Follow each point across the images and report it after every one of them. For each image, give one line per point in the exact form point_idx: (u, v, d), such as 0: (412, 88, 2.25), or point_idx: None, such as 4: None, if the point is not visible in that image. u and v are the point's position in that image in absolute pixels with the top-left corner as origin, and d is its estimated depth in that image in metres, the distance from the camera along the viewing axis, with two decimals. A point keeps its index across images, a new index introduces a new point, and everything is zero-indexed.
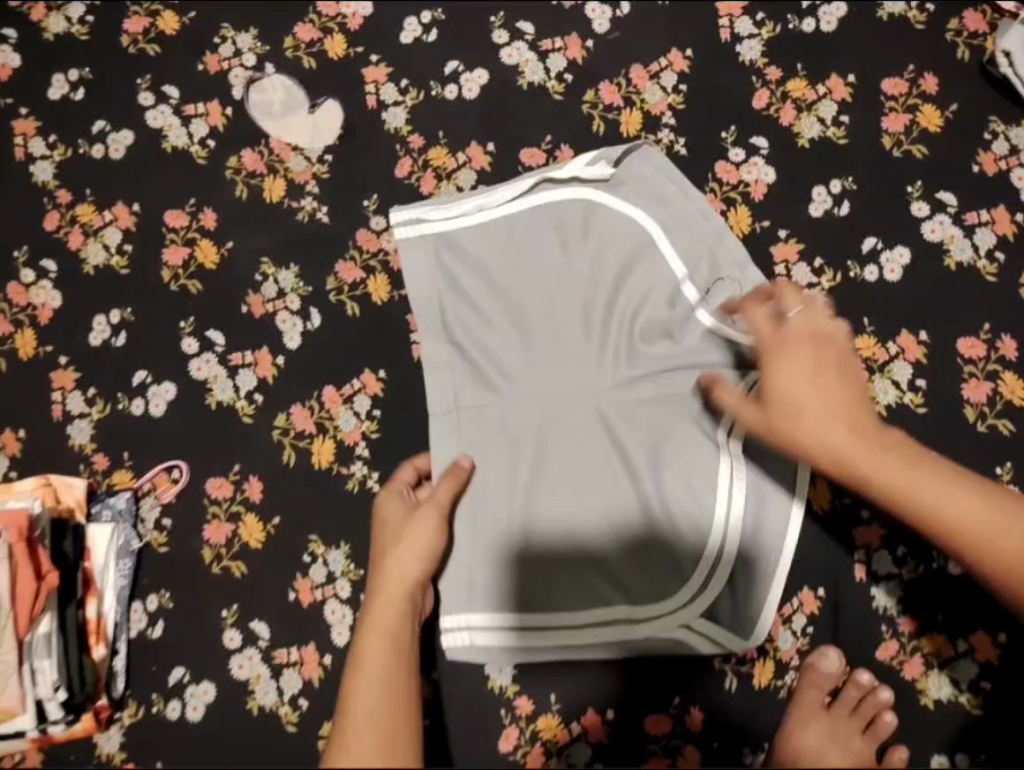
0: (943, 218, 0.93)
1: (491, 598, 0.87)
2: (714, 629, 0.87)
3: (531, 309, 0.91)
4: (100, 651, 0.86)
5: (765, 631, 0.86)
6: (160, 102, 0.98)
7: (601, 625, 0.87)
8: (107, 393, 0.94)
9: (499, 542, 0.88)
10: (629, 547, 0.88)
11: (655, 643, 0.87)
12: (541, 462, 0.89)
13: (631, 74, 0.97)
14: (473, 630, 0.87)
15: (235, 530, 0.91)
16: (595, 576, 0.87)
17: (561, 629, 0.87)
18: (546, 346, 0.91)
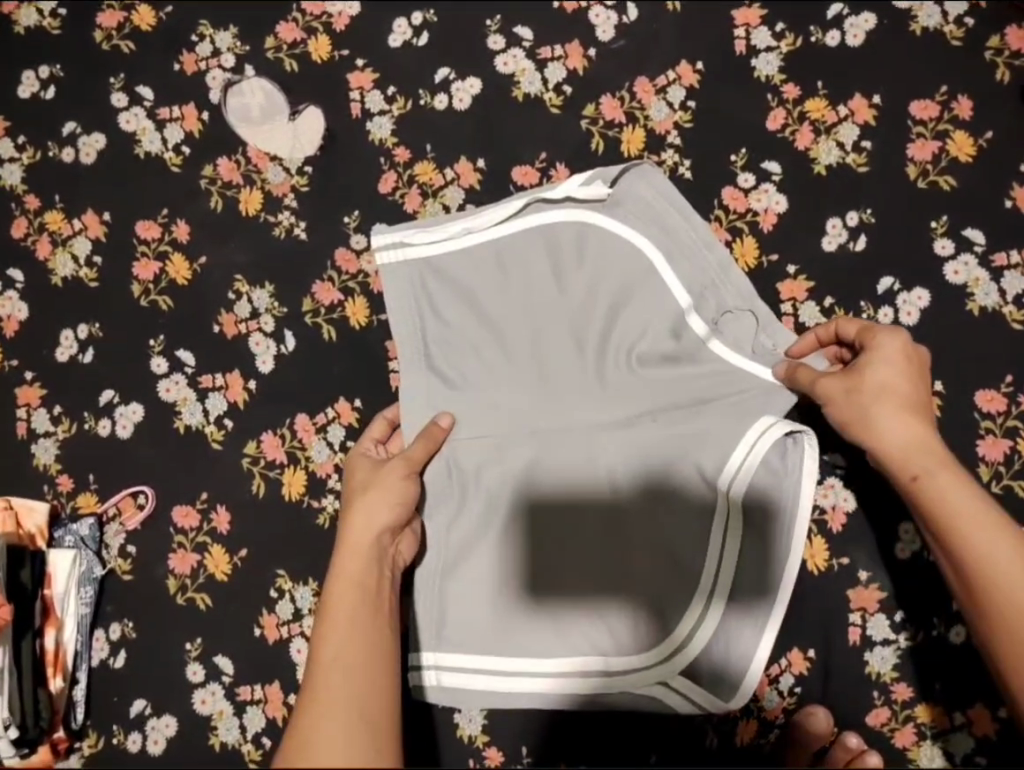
0: (969, 257, 0.85)
1: (469, 646, 0.83)
2: (692, 689, 0.81)
3: (519, 338, 0.86)
4: (58, 683, 0.84)
5: (748, 697, 0.79)
6: (134, 104, 0.94)
7: (579, 679, 0.82)
8: (73, 412, 0.90)
9: (480, 585, 0.84)
10: (613, 596, 0.82)
11: (631, 699, 0.82)
12: (525, 503, 0.84)
13: (636, 88, 0.90)
14: (442, 672, 0.83)
15: (202, 560, 0.87)
16: (581, 627, 0.82)
17: (536, 679, 0.82)
18: (534, 379, 0.86)
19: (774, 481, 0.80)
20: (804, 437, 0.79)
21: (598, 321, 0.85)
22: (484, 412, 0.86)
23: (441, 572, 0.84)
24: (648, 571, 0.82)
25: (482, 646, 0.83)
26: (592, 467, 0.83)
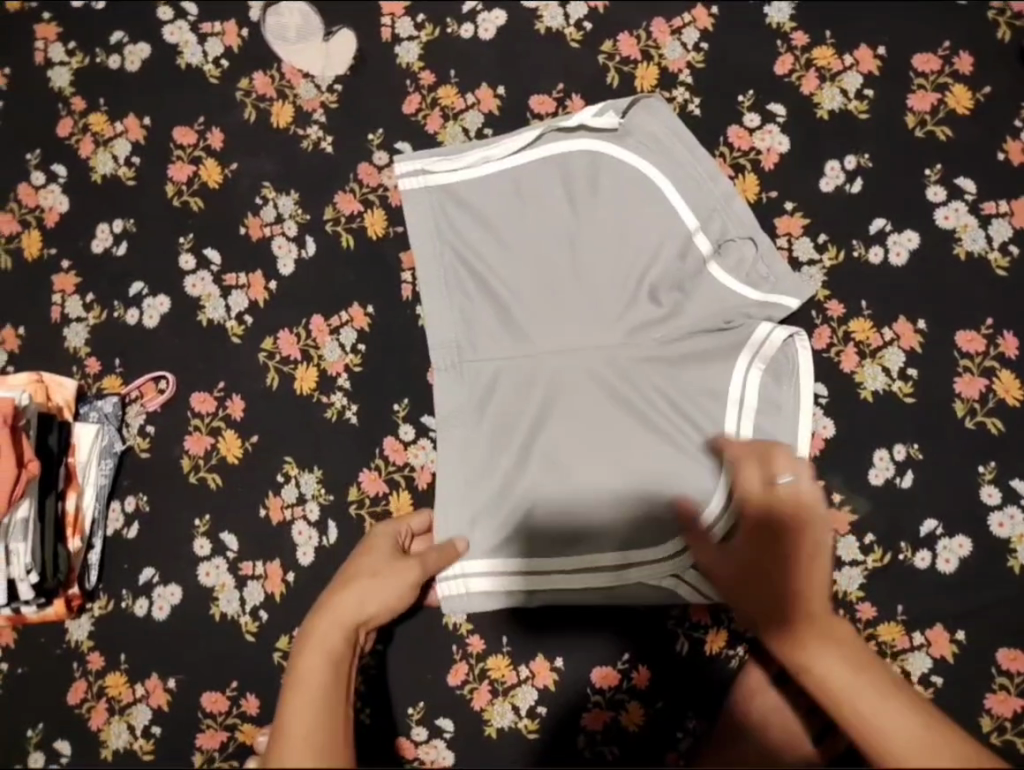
0: (959, 205, 0.89)
1: (482, 550, 0.87)
2: (704, 583, 0.85)
3: (535, 265, 0.90)
4: (76, 543, 0.88)
5: None
6: (179, 18, 1.00)
7: (589, 571, 0.86)
8: (104, 300, 0.96)
9: (487, 495, 0.88)
10: (617, 502, 0.86)
11: (645, 594, 0.85)
12: (538, 417, 0.88)
13: (652, 28, 0.95)
14: (467, 582, 0.87)
15: (215, 443, 0.92)
16: (592, 529, 0.86)
17: (549, 578, 0.87)
18: (547, 305, 0.90)
19: (776, 385, 0.86)
20: (795, 340, 0.86)
21: (611, 249, 0.90)
22: (498, 335, 0.90)
23: (450, 481, 0.88)
24: (652, 478, 0.86)
25: (489, 550, 0.87)
26: (599, 384, 0.88)
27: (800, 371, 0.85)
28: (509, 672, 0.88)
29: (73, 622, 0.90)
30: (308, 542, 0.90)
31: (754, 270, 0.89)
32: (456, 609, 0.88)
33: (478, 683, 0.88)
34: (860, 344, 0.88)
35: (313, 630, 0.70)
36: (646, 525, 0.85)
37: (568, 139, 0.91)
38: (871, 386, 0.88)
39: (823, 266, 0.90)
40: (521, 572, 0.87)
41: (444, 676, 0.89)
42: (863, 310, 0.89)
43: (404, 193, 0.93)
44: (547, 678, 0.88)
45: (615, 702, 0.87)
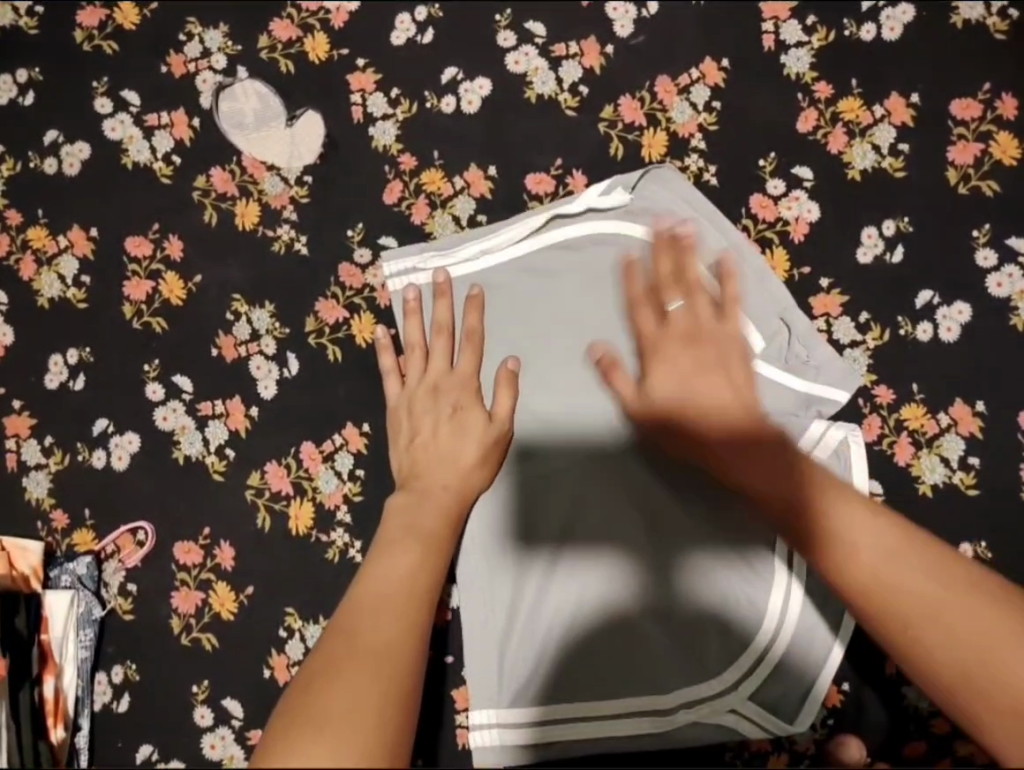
0: (1013, 269, 0.80)
1: (519, 689, 0.78)
2: (762, 714, 0.78)
3: (551, 367, 0.81)
4: (59, 733, 0.78)
5: (811, 718, 0.78)
6: (119, 110, 0.88)
7: (636, 710, 0.79)
8: (65, 443, 0.85)
9: (520, 625, 0.79)
10: (661, 626, 0.79)
11: (703, 734, 0.78)
12: (569, 533, 0.79)
13: (657, 87, 0.84)
14: (504, 731, 0.78)
15: (205, 598, 0.83)
16: (640, 657, 0.79)
17: (594, 722, 0.78)
18: (567, 409, 0.80)
19: None
20: (849, 441, 0.78)
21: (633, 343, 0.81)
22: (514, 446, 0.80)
23: (476, 613, 0.79)
24: (697, 595, 0.79)
25: (525, 686, 0.78)
26: (630, 497, 0.80)
27: (853, 479, 0.76)
28: None
29: None
30: None
31: (793, 355, 0.79)
32: (492, 764, 0.77)
33: None
34: (913, 433, 0.80)
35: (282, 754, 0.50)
36: (692, 653, 0.79)
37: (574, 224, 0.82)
38: (930, 479, 0.79)
39: (868, 347, 0.81)
40: (563, 715, 0.78)
41: None
42: (916, 394, 0.80)
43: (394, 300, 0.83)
44: None
45: None
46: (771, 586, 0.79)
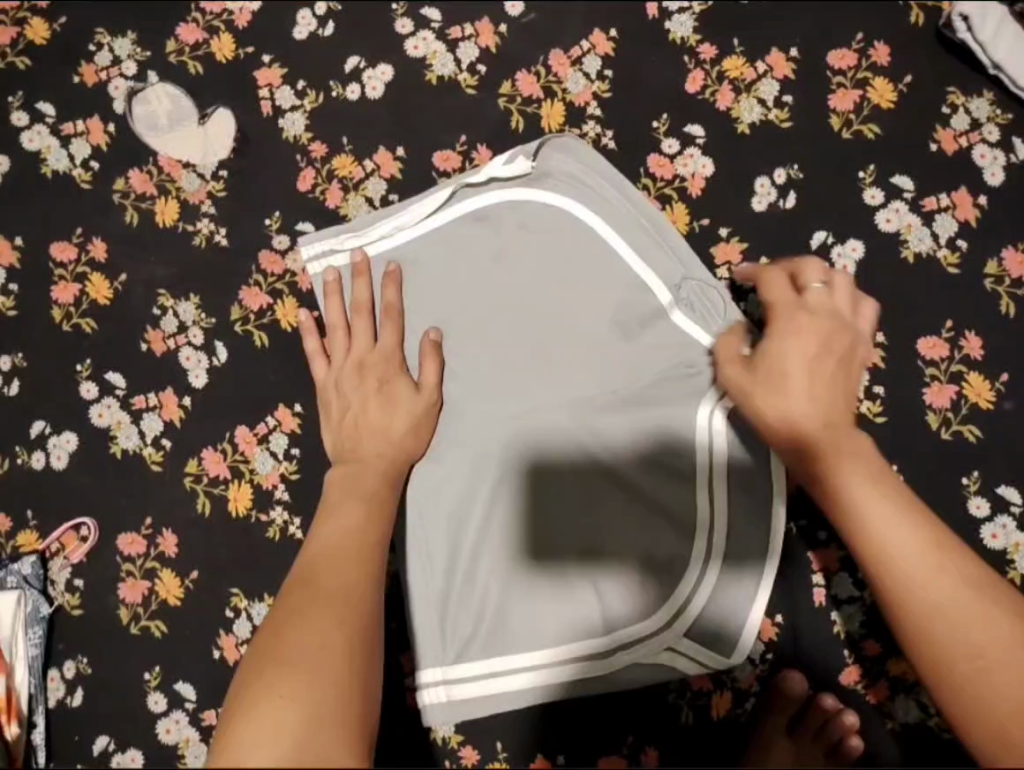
0: (900, 205, 0.84)
1: (463, 644, 0.81)
2: (699, 650, 0.81)
3: (471, 334, 0.84)
4: (14, 729, 0.79)
5: (747, 650, 0.81)
6: (36, 121, 0.90)
7: (579, 656, 0.81)
8: (4, 447, 0.87)
9: (459, 582, 0.81)
10: (594, 571, 0.81)
11: (642, 674, 0.81)
12: (499, 488, 0.82)
13: (550, 61, 0.88)
14: (451, 686, 0.81)
15: (152, 587, 0.84)
16: (578, 603, 0.81)
17: (538, 670, 0.81)
18: (489, 373, 0.84)
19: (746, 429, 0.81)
20: None
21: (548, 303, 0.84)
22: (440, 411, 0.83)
23: (415, 575, 0.81)
24: (627, 538, 0.82)
25: (467, 641, 0.81)
26: (558, 449, 0.83)
27: None
28: None
29: None
30: None
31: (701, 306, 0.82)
32: (442, 720, 0.81)
33: None
34: None
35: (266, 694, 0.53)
36: (627, 596, 0.82)
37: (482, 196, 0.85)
38: None
39: None
40: (507, 667, 0.81)
41: None
42: None
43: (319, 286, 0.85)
44: None
45: None
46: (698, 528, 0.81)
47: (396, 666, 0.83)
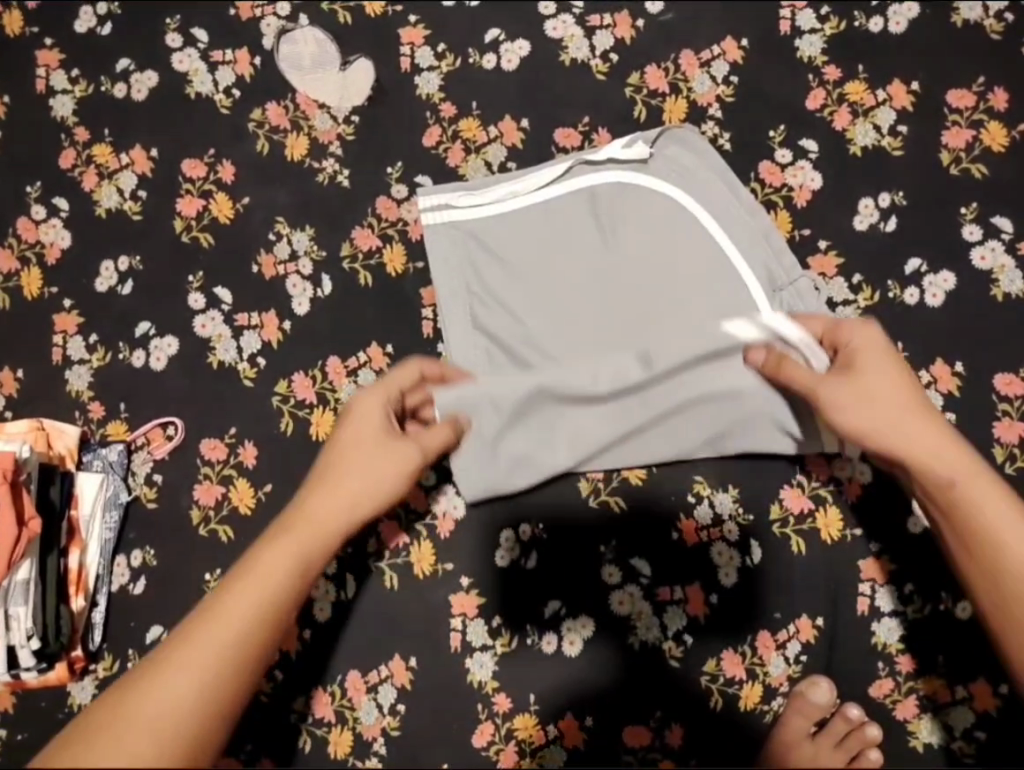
0: (996, 244, 0.87)
1: (515, 594, 0.84)
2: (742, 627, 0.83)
3: (561, 297, 0.87)
4: (79, 602, 0.84)
5: (789, 636, 0.83)
6: (188, 45, 0.96)
7: (625, 613, 0.84)
8: (109, 342, 0.91)
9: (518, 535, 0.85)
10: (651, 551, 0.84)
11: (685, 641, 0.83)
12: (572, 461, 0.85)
13: (680, 60, 0.92)
14: (492, 620, 0.84)
15: (226, 493, 0.88)
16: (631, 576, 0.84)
17: (578, 620, 0.84)
18: (573, 337, 0.86)
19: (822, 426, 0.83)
20: None
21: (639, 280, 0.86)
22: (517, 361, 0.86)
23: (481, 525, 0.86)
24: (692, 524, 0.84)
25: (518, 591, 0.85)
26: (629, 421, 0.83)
27: None
28: (536, 732, 0.83)
29: (75, 684, 0.85)
30: (325, 596, 0.85)
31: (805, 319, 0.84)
32: (478, 659, 0.84)
33: (504, 744, 0.83)
34: None
35: (183, 646, 0.63)
36: (679, 568, 0.84)
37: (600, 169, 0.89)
38: None
39: (859, 307, 0.87)
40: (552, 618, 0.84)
41: (467, 737, 0.83)
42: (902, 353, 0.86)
43: (429, 230, 0.90)
44: (577, 738, 0.83)
45: (647, 761, 0.82)
46: (760, 522, 0.84)
47: (445, 605, 0.85)
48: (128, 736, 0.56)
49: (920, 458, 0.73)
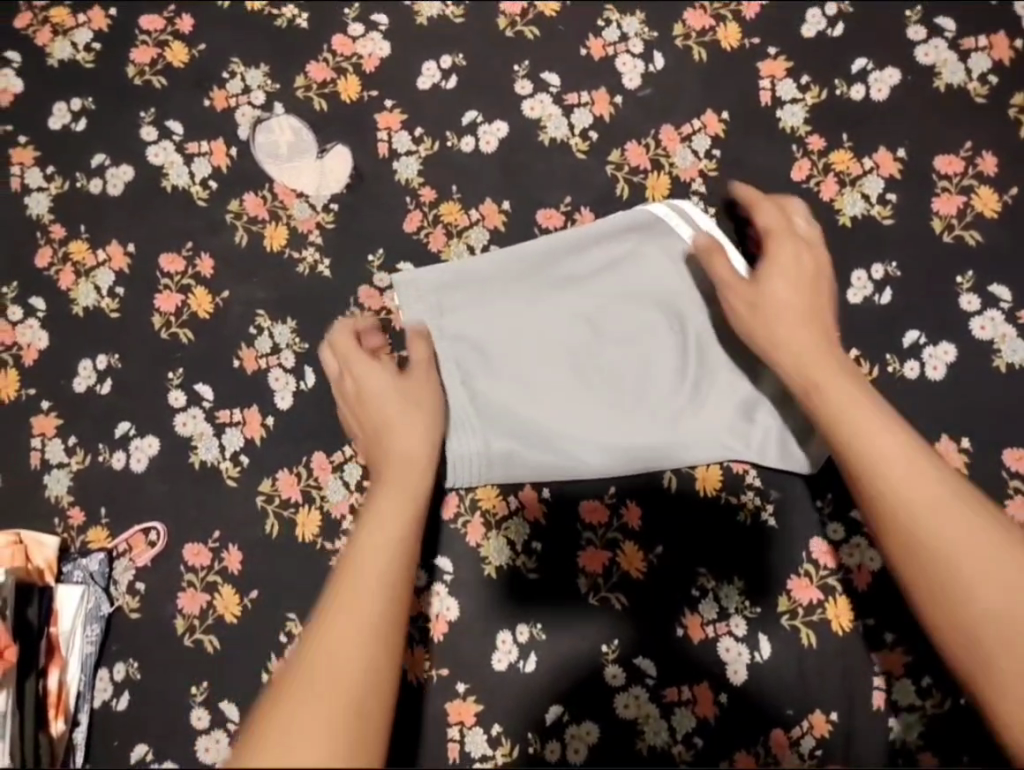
0: (995, 314, 0.85)
1: (515, 699, 0.81)
2: (755, 728, 0.79)
3: (540, 365, 0.83)
4: (59, 726, 0.80)
5: (803, 734, 0.79)
6: (163, 137, 0.95)
7: (630, 716, 0.80)
8: (88, 444, 0.89)
9: (515, 635, 0.82)
10: (655, 649, 0.81)
11: (696, 745, 0.79)
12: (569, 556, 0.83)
13: (661, 135, 0.91)
14: (492, 727, 0.80)
15: (211, 600, 0.85)
16: (634, 676, 0.80)
17: (581, 724, 0.80)
18: (554, 413, 0.82)
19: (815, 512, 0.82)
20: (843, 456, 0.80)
21: (618, 352, 0.83)
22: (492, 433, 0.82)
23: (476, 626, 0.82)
24: (697, 618, 0.81)
25: (518, 696, 0.81)
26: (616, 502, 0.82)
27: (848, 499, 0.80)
28: None
29: None
30: None
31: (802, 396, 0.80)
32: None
33: None
34: None
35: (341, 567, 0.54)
36: (685, 667, 0.80)
37: (595, 232, 0.84)
38: None
39: None
40: (553, 724, 0.80)
41: None
42: None
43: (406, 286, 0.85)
44: None
45: None
46: (767, 615, 0.81)
47: (442, 713, 0.81)
48: (322, 666, 0.48)
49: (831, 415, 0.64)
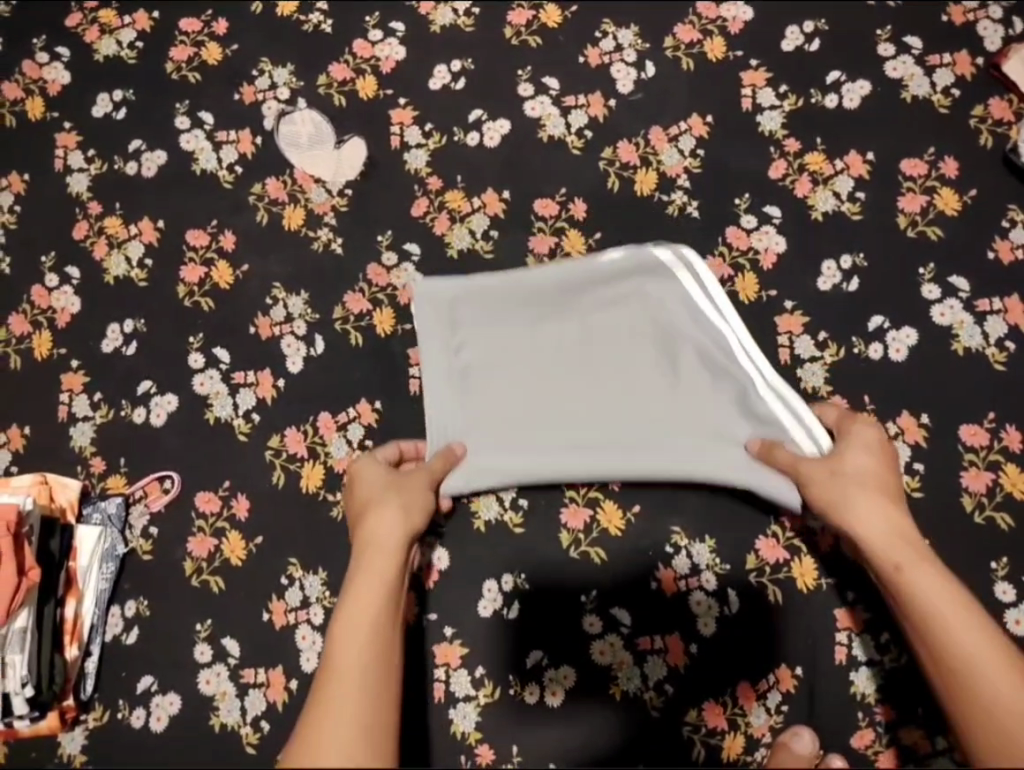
0: (954, 302, 0.91)
1: (498, 644, 0.86)
2: (722, 678, 0.84)
3: (523, 362, 0.90)
4: (72, 651, 0.87)
5: (770, 687, 0.83)
6: (195, 126, 1.04)
7: (606, 664, 0.85)
8: (112, 399, 0.96)
9: (501, 585, 0.87)
10: (630, 601, 0.86)
11: (666, 692, 0.84)
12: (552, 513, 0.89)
13: (650, 135, 0.99)
14: (475, 669, 0.86)
15: (219, 545, 0.91)
16: (610, 626, 0.86)
17: (559, 670, 0.85)
18: (532, 403, 0.89)
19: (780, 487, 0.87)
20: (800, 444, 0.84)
21: (590, 352, 0.90)
22: (477, 416, 0.90)
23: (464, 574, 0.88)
24: (670, 574, 0.86)
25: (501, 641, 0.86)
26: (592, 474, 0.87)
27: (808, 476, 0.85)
28: None
29: (66, 735, 0.86)
30: (312, 647, 0.87)
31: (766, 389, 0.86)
32: (462, 712, 0.85)
33: None
34: None
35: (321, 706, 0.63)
36: (658, 618, 0.86)
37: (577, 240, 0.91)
38: None
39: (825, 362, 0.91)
40: (533, 668, 0.85)
41: None
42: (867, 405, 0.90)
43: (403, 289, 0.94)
44: None
45: None
46: (736, 572, 0.86)
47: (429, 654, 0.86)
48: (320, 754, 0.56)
49: (858, 524, 0.77)
